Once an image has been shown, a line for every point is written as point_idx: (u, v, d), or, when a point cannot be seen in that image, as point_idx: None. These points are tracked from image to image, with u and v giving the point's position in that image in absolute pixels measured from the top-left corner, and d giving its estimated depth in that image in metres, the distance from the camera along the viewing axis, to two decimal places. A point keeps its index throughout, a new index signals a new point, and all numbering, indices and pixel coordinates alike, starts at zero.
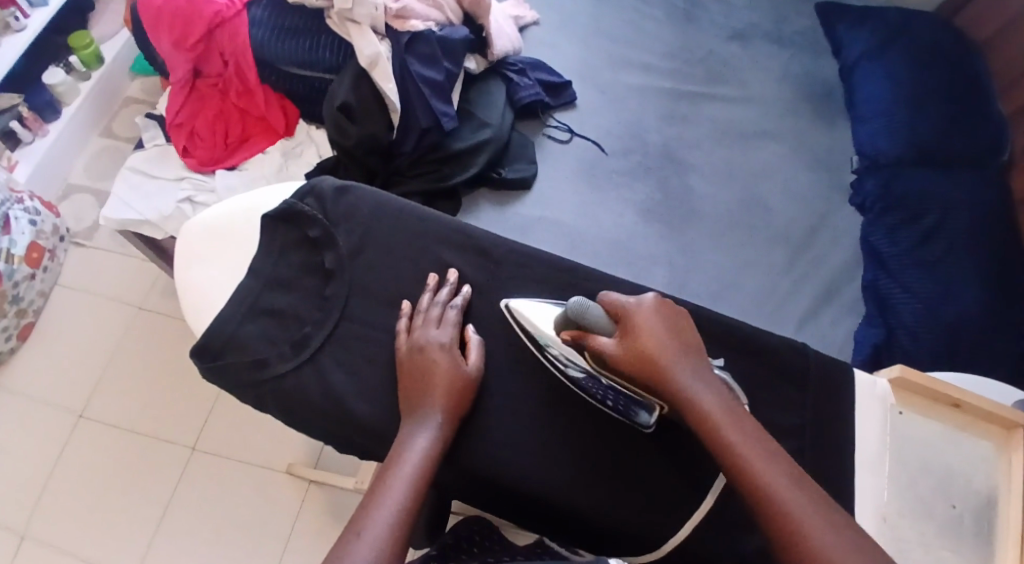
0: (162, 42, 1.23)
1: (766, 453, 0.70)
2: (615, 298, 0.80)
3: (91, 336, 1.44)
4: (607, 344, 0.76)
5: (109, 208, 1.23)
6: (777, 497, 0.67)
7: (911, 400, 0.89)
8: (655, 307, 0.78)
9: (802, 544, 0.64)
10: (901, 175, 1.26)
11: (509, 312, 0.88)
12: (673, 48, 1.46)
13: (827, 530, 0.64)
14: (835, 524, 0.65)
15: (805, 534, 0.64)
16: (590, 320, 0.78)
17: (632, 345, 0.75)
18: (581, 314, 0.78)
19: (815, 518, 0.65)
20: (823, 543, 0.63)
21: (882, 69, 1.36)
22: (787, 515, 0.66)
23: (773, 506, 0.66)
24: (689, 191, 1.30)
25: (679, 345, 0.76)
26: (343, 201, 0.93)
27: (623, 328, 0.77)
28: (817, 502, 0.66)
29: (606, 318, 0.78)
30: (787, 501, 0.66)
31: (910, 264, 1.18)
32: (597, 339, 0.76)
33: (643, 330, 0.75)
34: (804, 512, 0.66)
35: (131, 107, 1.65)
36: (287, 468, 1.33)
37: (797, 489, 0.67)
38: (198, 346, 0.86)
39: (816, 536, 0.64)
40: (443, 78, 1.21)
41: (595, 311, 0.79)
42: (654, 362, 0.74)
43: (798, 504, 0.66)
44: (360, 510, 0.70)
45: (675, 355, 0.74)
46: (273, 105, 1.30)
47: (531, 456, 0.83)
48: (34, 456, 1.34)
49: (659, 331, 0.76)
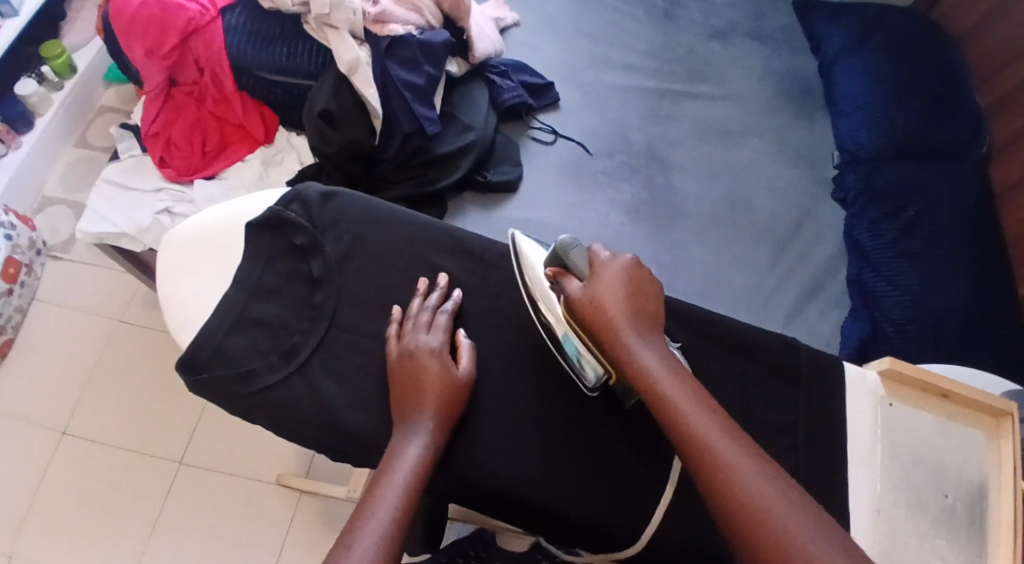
0: (134, 50, 1.20)
1: (710, 416, 0.68)
2: (597, 251, 0.78)
3: (72, 351, 1.41)
4: (575, 287, 0.75)
5: (86, 221, 1.21)
6: (715, 454, 0.65)
7: (901, 391, 0.88)
8: (626, 267, 0.76)
9: (745, 511, 0.62)
10: (881, 168, 1.26)
11: (512, 243, 0.88)
12: (654, 47, 1.46)
13: (768, 488, 0.63)
14: (774, 482, 0.64)
15: (738, 489, 0.63)
16: (571, 260, 0.77)
17: (591, 298, 0.74)
18: (565, 252, 0.78)
19: (750, 476, 0.64)
20: (755, 496, 0.63)
21: (861, 64, 1.37)
22: (726, 471, 0.64)
23: (713, 465, 0.65)
24: (673, 189, 1.30)
25: (635, 305, 0.74)
26: (329, 208, 0.92)
27: (590, 280, 0.75)
28: (777, 482, 0.64)
29: (585, 262, 0.77)
30: (733, 465, 0.64)
31: (893, 256, 1.18)
32: (570, 280, 0.76)
33: (603, 285, 0.74)
34: (755, 483, 0.63)
35: (105, 116, 1.62)
36: (276, 480, 1.31)
37: (750, 460, 0.65)
38: (183, 359, 0.83)
39: (750, 492, 0.63)
40: (425, 81, 1.19)
41: (579, 252, 0.78)
42: (606, 318, 0.73)
43: (737, 460, 0.65)
44: (350, 523, 0.69)
45: (626, 312, 0.73)
46: (251, 111, 1.28)
47: (518, 460, 0.82)
48: (14, 477, 1.30)
49: (618, 289, 0.74)
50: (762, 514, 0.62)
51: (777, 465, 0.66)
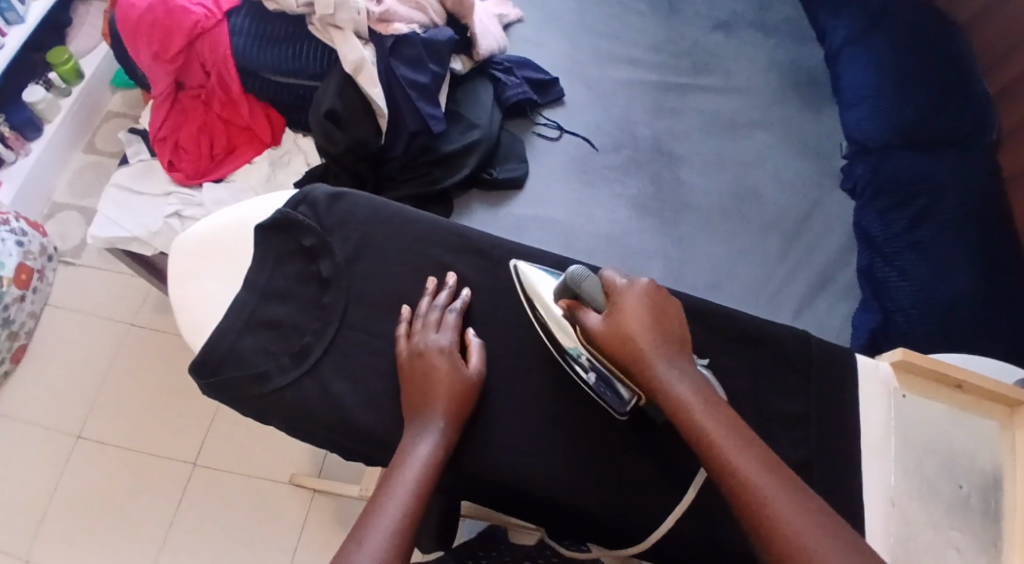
0: (141, 55, 1.20)
1: (743, 444, 0.68)
2: (612, 276, 0.78)
3: (84, 356, 1.42)
4: (592, 320, 0.76)
5: (96, 227, 1.22)
6: (754, 487, 0.65)
7: (912, 382, 0.88)
8: (649, 291, 0.76)
9: (784, 543, 0.62)
10: (890, 159, 1.25)
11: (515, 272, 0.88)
12: (658, 41, 1.46)
13: (804, 517, 0.63)
14: (811, 511, 0.63)
15: (777, 520, 0.63)
16: (585, 292, 0.79)
17: (615, 327, 0.74)
18: (577, 284, 0.79)
19: (786, 505, 0.64)
20: (793, 526, 0.62)
21: (868, 53, 1.36)
22: (761, 503, 0.64)
23: (748, 495, 0.65)
24: (681, 184, 1.29)
25: (660, 329, 0.74)
26: (337, 208, 0.93)
27: (611, 308, 0.76)
28: (812, 510, 0.64)
29: (600, 293, 0.78)
30: (767, 494, 0.64)
31: (901, 247, 1.18)
32: (587, 312, 0.77)
33: (628, 311, 0.74)
34: (790, 511, 0.63)
35: (112, 122, 1.63)
36: (291, 479, 1.32)
37: (785, 490, 0.65)
38: (195, 362, 0.84)
39: (789, 523, 0.63)
40: (429, 80, 1.20)
41: (592, 282, 0.79)
42: (632, 344, 0.73)
43: (772, 489, 0.65)
44: (361, 520, 0.69)
45: (653, 338, 0.73)
46: (257, 113, 1.29)
47: (531, 458, 0.82)
48: (31, 481, 1.32)
49: (641, 313, 0.74)
50: (803, 547, 0.61)
51: (811, 492, 0.66)
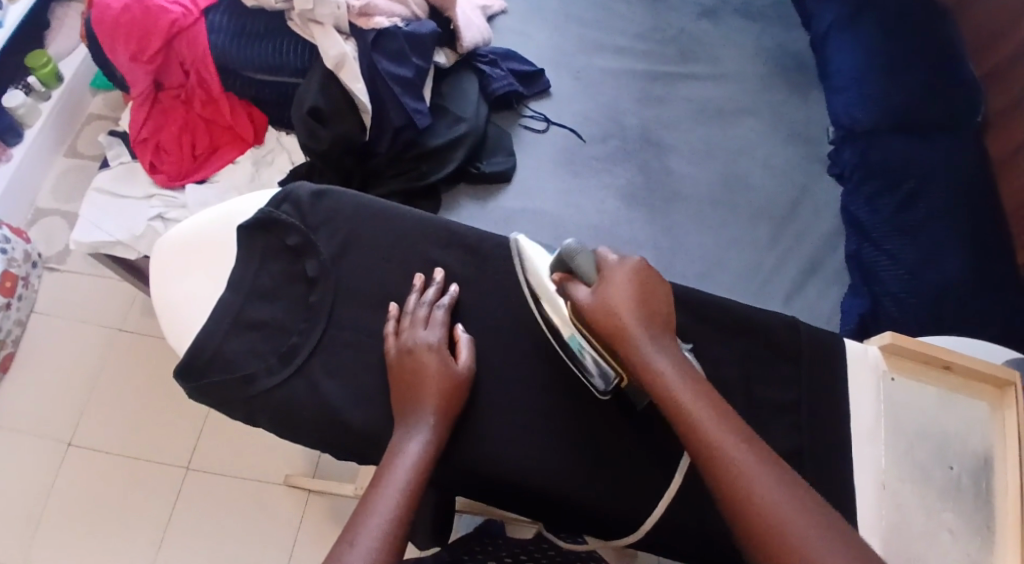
0: (118, 55, 1.19)
1: (727, 425, 0.67)
2: (606, 253, 0.77)
3: (73, 362, 1.41)
4: (582, 294, 0.75)
5: (79, 232, 1.20)
6: (734, 468, 0.64)
7: (902, 365, 0.88)
8: (636, 268, 0.75)
9: (763, 525, 0.61)
10: (878, 143, 1.25)
11: (515, 245, 0.89)
12: (644, 29, 1.45)
13: (784, 496, 0.63)
14: (791, 489, 0.63)
15: (756, 501, 0.62)
16: (578, 266, 0.77)
17: (602, 304, 0.73)
18: (571, 257, 0.78)
19: (766, 483, 0.63)
20: (773, 504, 0.62)
21: (854, 36, 1.35)
22: (740, 480, 0.64)
23: (727, 472, 0.64)
24: (670, 173, 1.29)
25: (644, 305, 0.73)
26: (321, 206, 0.92)
27: (599, 285, 0.75)
28: (793, 493, 0.63)
29: (592, 267, 0.77)
30: (748, 476, 0.64)
31: (890, 231, 1.18)
32: (578, 286, 0.76)
33: (614, 289, 0.74)
34: (770, 493, 0.63)
35: (95, 124, 1.62)
36: (285, 480, 1.32)
37: (766, 472, 0.64)
38: (181, 366, 0.83)
39: (769, 505, 0.62)
40: (413, 75, 1.18)
41: (585, 256, 0.78)
42: (619, 323, 0.72)
43: (754, 471, 0.64)
44: (353, 520, 0.69)
45: (638, 315, 0.72)
46: (239, 112, 1.27)
47: (523, 452, 0.82)
48: (22, 490, 1.31)
49: (627, 291, 0.73)
50: (779, 529, 0.61)
51: (794, 474, 0.65)
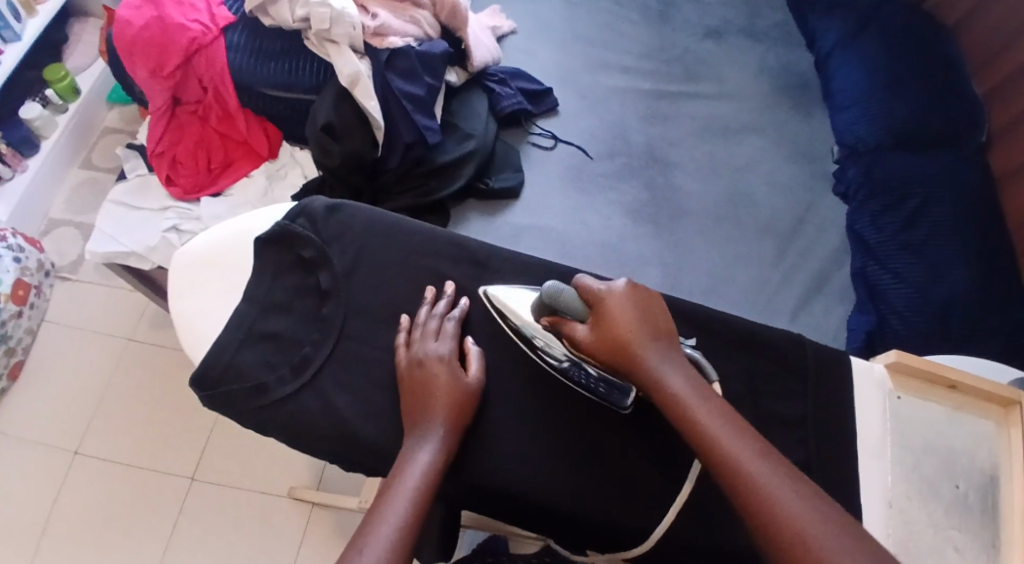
0: (137, 71, 1.21)
1: (738, 435, 0.69)
2: (588, 283, 0.78)
3: (83, 371, 1.42)
4: (581, 332, 0.77)
5: (94, 242, 1.22)
6: (751, 478, 0.66)
7: (908, 383, 0.89)
8: (628, 292, 0.77)
9: (786, 534, 0.62)
10: (881, 162, 1.26)
11: (487, 298, 0.88)
12: (649, 48, 1.47)
13: (803, 506, 0.64)
14: (808, 498, 0.64)
15: (775, 508, 0.64)
16: (563, 305, 0.78)
17: (605, 327, 0.75)
18: (554, 299, 0.78)
19: (784, 494, 0.64)
20: (791, 513, 0.63)
21: (856, 57, 1.37)
22: (758, 493, 0.65)
23: (746, 485, 0.66)
24: (675, 190, 1.30)
25: (650, 329, 0.75)
26: (334, 220, 0.93)
27: (597, 310, 0.77)
28: (809, 499, 0.64)
29: (579, 302, 0.78)
30: (763, 484, 0.65)
31: (895, 249, 1.19)
32: (573, 325, 0.77)
33: (614, 312, 0.75)
34: (786, 498, 0.64)
35: (109, 137, 1.64)
36: (290, 492, 1.32)
37: (782, 479, 0.65)
38: (196, 375, 0.84)
39: (787, 512, 0.63)
40: (425, 93, 1.21)
41: (569, 293, 0.78)
42: (623, 342, 0.74)
43: (769, 479, 0.65)
44: (362, 527, 0.70)
45: (646, 338, 0.74)
46: (254, 128, 1.29)
47: (529, 464, 0.83)
48: (29, 498, 1.31)
49: (631, 317, 0.75)
50: (801, 534, 0.62)
51: (807, 480, 0.67)
